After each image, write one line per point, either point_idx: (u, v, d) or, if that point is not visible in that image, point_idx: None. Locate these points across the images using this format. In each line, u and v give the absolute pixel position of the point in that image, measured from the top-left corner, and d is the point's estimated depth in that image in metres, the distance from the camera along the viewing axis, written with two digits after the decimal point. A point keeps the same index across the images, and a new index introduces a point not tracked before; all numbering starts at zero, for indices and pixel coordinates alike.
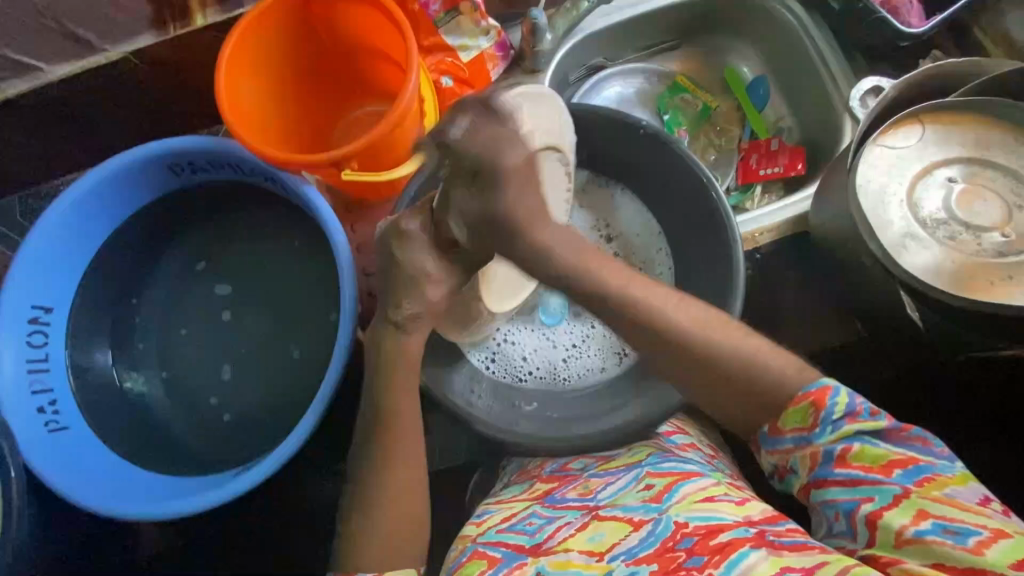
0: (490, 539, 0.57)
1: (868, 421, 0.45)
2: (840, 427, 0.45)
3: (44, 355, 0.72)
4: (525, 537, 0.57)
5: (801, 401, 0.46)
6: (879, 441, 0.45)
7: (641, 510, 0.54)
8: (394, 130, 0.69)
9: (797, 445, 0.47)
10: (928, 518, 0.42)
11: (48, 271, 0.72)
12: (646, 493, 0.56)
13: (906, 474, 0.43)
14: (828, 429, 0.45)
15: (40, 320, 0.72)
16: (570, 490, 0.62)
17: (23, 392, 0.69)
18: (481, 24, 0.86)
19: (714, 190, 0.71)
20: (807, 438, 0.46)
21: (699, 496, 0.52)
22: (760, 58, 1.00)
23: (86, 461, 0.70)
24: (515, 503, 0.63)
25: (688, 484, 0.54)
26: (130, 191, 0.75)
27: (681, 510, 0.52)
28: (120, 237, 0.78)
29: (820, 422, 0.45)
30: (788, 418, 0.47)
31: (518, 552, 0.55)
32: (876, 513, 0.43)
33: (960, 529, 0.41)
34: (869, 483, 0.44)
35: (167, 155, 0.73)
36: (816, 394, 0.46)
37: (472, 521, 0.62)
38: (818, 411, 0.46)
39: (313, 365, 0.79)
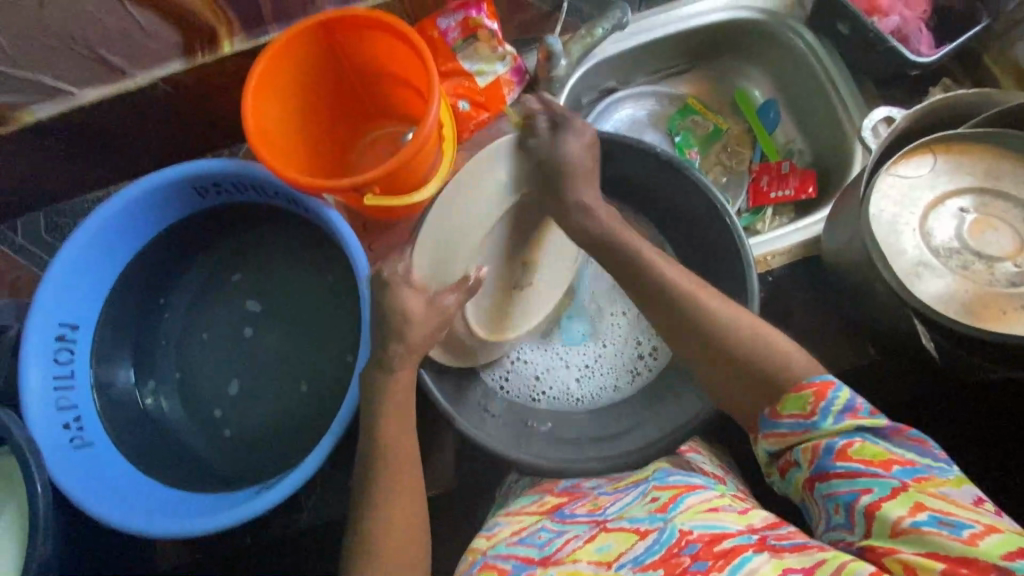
0: (500, 552, 0.57)
1: (870, 419, 0.46)
2: (840, 419, 0.46)
3: (70, 372, 0.74)
4: (535, 550, 0.56)
5: (803, 390, 0.49)
6: (879, 440, 0.45)
7: (646, 521, 0.53)
8: (415, 157, 0.70)
9: (796, 431, 0.48)
10: (924, 510, 0.41)
11: (75, 290, 0.74)
12: (653, 504, 0.55)
13: (903, 469, 0.43)
14: (828, 419, 0.47)
15: (67, 337, 0.74)
16: (580, 506, 0.62)
17: (50, 409, 0.71)
18: (498, 50, 0.88)
19: (728, 216, 0.71)
20: (807, 426, 0.48)
21: (702, 508, 0.52)
22: (770, 83, 1.02)
23: (108, 475, 0.71)
24: (524, 516, 0.62)
25: (692, 495, 0.54)
26: (157, 212, 0.77)
27: (685, 519, 0.51)
28: (145, 256, 0.80)
29: (820, 411, 0.47)
30: (787, 403, 0.49)
31: (528, 562, 0.55)
32: (874, 504, 0.43)
33: (955, 522, 0.40)
34: (868, 476, 0.44)
35: (193, 177, 0.75)
36: (819, 386, 0.48)
37: (482, 535, 0.62)
38: (819, 400, 0.47)
39: (331, 383, 0.80)
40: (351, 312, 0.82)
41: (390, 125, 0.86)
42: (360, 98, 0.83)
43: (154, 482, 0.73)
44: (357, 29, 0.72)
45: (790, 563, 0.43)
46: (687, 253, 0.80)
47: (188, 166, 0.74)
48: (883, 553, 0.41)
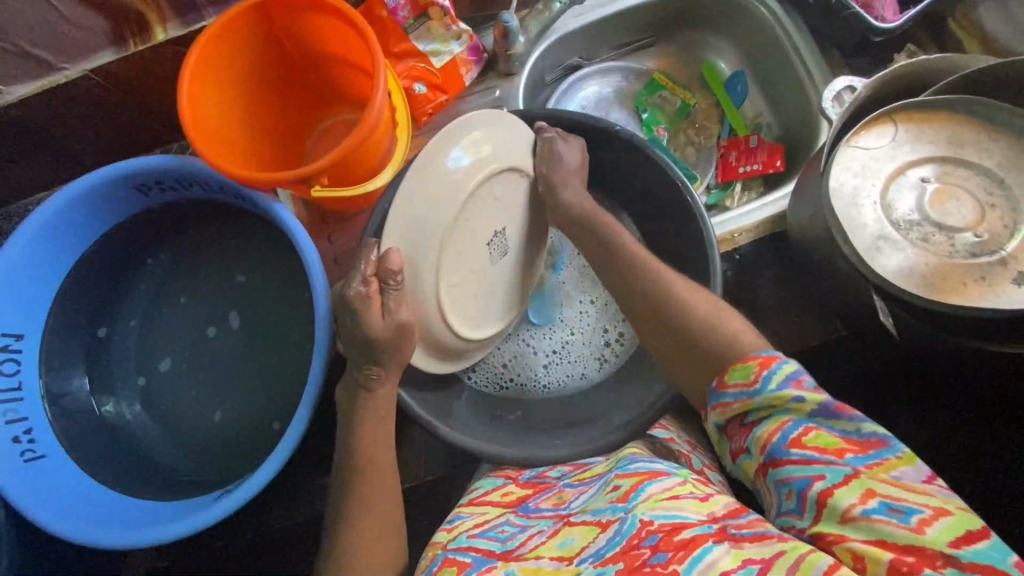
0: (460, 545, 0.54)
1: (812, 393, 0.45)
2: (780, 387, 0.46)
3: (17, 384, 0.71)
4: (496, 544, 0.54)
5: (749, 362, 0.48)
6: (833, 427, 0.44)
7: (608, 511, 0.51)
8: (363, 144, 0.67)
9: (739, 399, 0.48)
10: (875, 497, 0.40)
11: (17, 298, 0.70)
12: (614, 495, 0.53)
13: (857, 456, 0.42)
14: (769, 385, 0.46)
15: (12, 348, 0.71)
16: (545, 500, 0.60)
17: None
18: (452, 28, 0.85)
19: (690, 195, 0.70)
20: (748, 395, 0.47)
21: (662, 496, 0.50)
22: (736, 54, 0.99)
23: (65, 488, 0.69)
24: (487, 508, 0.60)
25: (654, 483, 0.52)
26: (98, 212, 0.74)
27: (646, 509, 0.49)
28: (90, 259, 0.76)
29: (761, 378, 0.47)
30: (732, 373, 0.49)
31: (489, 556, 0.52)
32: (826, 491, 0.42)
33: (905, 507, 0.39)
34: (822, 462, 0.43)
35: (132, 175, 0.71)
36: (765, 357, 0.48)
37: (443, 527, 0.59)
38: (761, 370, 0.47)
39: (294, 380, 0.78)
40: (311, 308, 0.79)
41: (339, 111, 0.82)
42: (305, 82, 0.79)
43: (115, 491, 0.71)
44: (295, 10, 0.68)
45: (749, 555, 0.42)
46: (652, 234, 0.79)
47: (127, 163, 0.70)
48: (832, 541, 0.41)
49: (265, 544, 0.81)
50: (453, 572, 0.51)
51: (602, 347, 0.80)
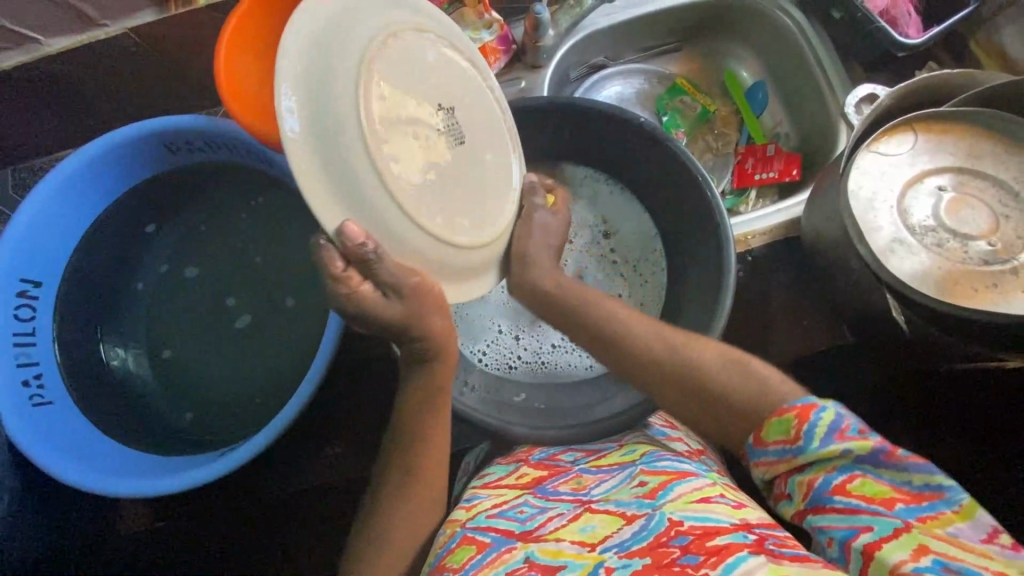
0: (478, 525, 0.54)
1: (857, 440, 0.43)
2: (824, 444, 0.44)
3: (31, 329, 0.71)
4: (515, 524, 0.53)
5: (785, 414, 0.46)
6: (880, 472, 0.43)
7: (633, 506, 0.52)
8: None
9: (782, 458, 0.46)
10: (929, 554, 0.38)
11: (38, 245, 0.71)
12: (639, 490, 0.54)
13: (907, 508, 0.41)
14: (815, 442, 0.44)
15: (29, 293, 0.71)
16: (562, 484, 0.60)
17: (9, 364, 0.68)
18: (484, 17, 0.88)
19: (711, 190, 0.69)
20: (793, 452, 0.45)
21: (693, 497, 0.51)
22: (759, 64, 1.01)
23: (69, 434, 0.69)
24: (505, 491, 0.60)
25: (683, 483, 0.53)
26: (124, 168, 0.75)
27: (675, 508, 0.50)
28: (113, 214, 0.78)
29: (803, 434, 0.44)
30: (771, 429, 0.47)
31: (508, 536, 0.52)
32: (873, 545, 0.40)
33: (961, 568, 0.37)
34: (868, 513, 0.41)
35: (162, 133, 0.72)
36: (800, 409, 0.46)
37: (462, 506, 0.59)
38: (800, 424, 0.45)
39: (303, 347, 0.79)
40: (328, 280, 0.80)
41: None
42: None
43: (117, 443, 0.72)
44: None
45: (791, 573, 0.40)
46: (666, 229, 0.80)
47: (158, 120, 0.71)
48: None
49: (279, 501, 0.86)
50: (471, 550, 0.51)
51: None
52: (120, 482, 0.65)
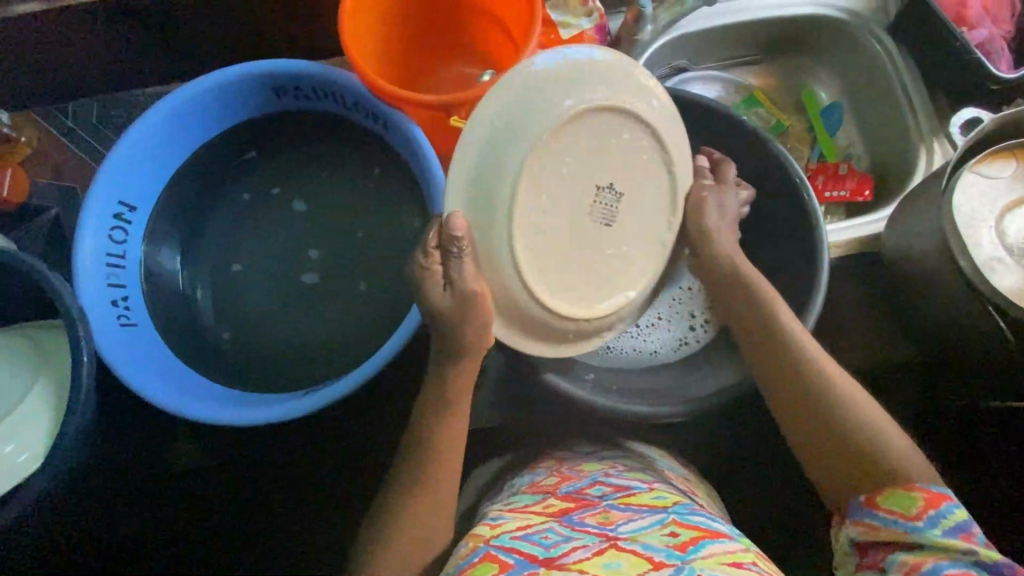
0: (503, 544, 0.58)
1: (983, 548, 0.48)
2: (947, 534, 0.49)
3: (123, 252, 0.73)
4: (539, 549, 0.56)
5: (914, 493, 0.53)
6: None
7: (662, 552, 0.53)
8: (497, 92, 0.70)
9: (888, 527, 0.52)
10: None
11: (138, 170, 0.73)
12: (670, 539, 0.56)
13: None
14: (934, 526, 0.50)
15: (124, 216, 0.73)
16: (589, 516, 0.61)
17: (101, 282, 0.69)
18: (586, 6, 0.90)
19: (808, 193, 0.71)
20: (905, 526, 0.51)
21: (724, 558, 0.53)
22: (838, 85, 1.04)
23: (150, 355, 0.70)
24: (531, 516, 0.63)
25: (714, 543, 0.55)
26: (229, 107, 0.76)
27: (705, 565, 0.51)
28: (209, 149, 0.79)
29: (925, 517, 0.50)
30: (890, 499, 0.53)
31: (532, 561, 0.55)
32: None
33: None
34: None
35: (275, 75, 0.73)
36: (932, 495, 0.52)
37: (487, 522, 0.62)
38: (928, 508, 0.51)
39: (378, 303, 0.79)
40: (413, 241, 0.79)
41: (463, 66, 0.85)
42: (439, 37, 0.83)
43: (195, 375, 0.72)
44: None
45: None
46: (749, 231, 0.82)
47: (274, 63, 0.73)
48: None
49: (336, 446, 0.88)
50: (495, 568, 0.54)
51: (682, 329, 0.84)
52: (205, 408, 0.66)
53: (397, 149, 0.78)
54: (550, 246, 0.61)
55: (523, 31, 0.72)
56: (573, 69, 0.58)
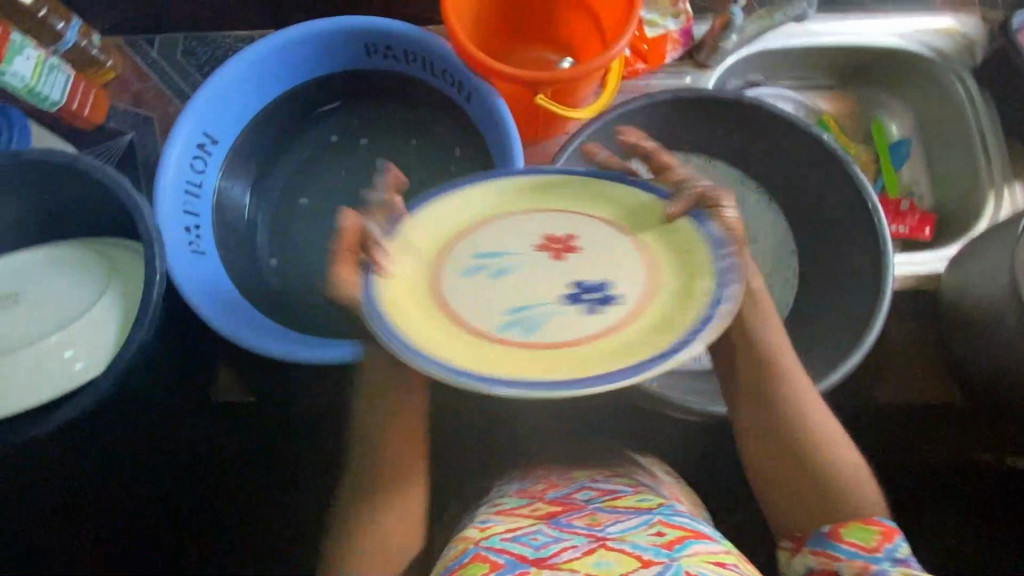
0: (493, 545, 0.59)
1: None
2: (896, 565, 0.54)
3: (200, 182, 0.75)
4: (529, 549, 0.58)
5: (871, 526, 0.57)
6: None
7: (651, 551, 0.56)
8: (587, 79, 0.72)
9: (853, 554, 0.56)
10: None
11: (225, 105, 0.75)
12: (656, 537, 0.58)
13: None
14: (889, 560, 0.55)
15: (205, 148, 0.75)
16: (577, 517, 0.62)
17: (178, 207, 0.72)
18: (675, 7, 0.92)
19: (879, 218, 0.73)
20: (867, 556, 0.55)
21: (708, 556, 0.56)
22: (911, 122, 1.03)
23: (216, 285, 0.72)
24: (519, 518, 0.63)
25: (698, 542, 0.57)
26: (320, 57, 0.78)
27: (691, 562, 0.55)
28: (292, 96, 0.81)
29: (882, 549, 0.55)
30: (852, 530, 0.57)
31: (522, 561, 0.57)
32: None
33: None
34: None
35: (372, 32, 0.75)
36: (888, 529, 0.57)
37: (476, 524, 0.63)
38: (883, 540, 0.56)
39: None
40: None
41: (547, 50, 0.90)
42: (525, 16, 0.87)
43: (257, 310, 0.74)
44: None
45: None
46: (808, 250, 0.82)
47: (373, 19, 0.74)
48: None
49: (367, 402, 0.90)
50: (484, 568, 0.57)
51: None
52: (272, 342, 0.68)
53: (472, 120, 0.78)
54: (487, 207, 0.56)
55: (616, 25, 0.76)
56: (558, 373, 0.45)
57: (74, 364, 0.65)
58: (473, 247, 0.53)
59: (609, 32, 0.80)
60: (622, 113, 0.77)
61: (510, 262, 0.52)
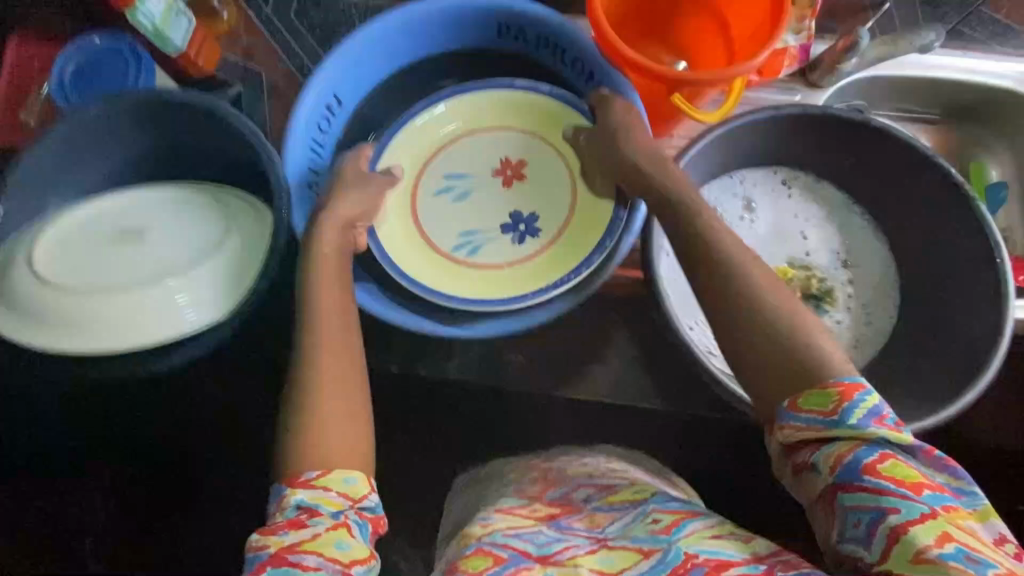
0: (494, 540, 0.61)
1: (893, 429, 0.48)
2: (863, 423, 0.48)
3: (324, 141, 0.76)
4: (533, 546, 0.61)
5: (828, 388, 0.50)
6: (908, 459, 0.47)
7: (649, 541, 0.58)
8: (726, 83, 0.71)
9: (813, 426, 0.50)
10: (952, 542, 0.43)
11: (356, 69, 0.76)
12: (654, 526, 0.59)
13: (932, 496, 0.45)
14: (849, 420, 0.48)
15: (332, 109, 0.76)
16: (577, 520, 0.65)
17: (305, 164, 0.73)
18: (802, 22, 0.88)
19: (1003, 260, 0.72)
20: (825, 423, 0.49)
21: (704, 534, 0.57)
22: (1014, 166, 1.02)
23: None
24: (519, 517, 0.65)
25: (694, 522, 0.59)
26: (451, 31, 0.78)
27: (689, 542, 0.56)
28: (417, 68, 0.81)
29: (840, 410, 0.49)
30: (808, 399, 0.50)
31: (527, 556, 0.59)
32: (901, 526, 0.45)
33: (981, 559, 0.42)
34: (897, 494, 0.45)
35: (510, 13, 0.75)
36: (847, 386, 0.49)
37: (477, 521, 0.65)
38: (844, 400, 0.49)
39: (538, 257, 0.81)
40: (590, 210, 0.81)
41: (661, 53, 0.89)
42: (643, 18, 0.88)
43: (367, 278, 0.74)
44: None
45: None
46: (910, 284, 0.82)
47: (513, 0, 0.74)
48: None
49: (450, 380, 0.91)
50: (488, 561, 0.58)
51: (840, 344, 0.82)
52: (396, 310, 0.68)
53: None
54: (482, 160, 0.83)
55: (753, 35, 0.77)
56: (502, 271, 0.81)
57: (183, 309, 0.64)
58: (436, 175, 0.83)
59: (739, 42, 0.81)
60: (749, 121, 0.77)
61: (467, 186, 0.83)
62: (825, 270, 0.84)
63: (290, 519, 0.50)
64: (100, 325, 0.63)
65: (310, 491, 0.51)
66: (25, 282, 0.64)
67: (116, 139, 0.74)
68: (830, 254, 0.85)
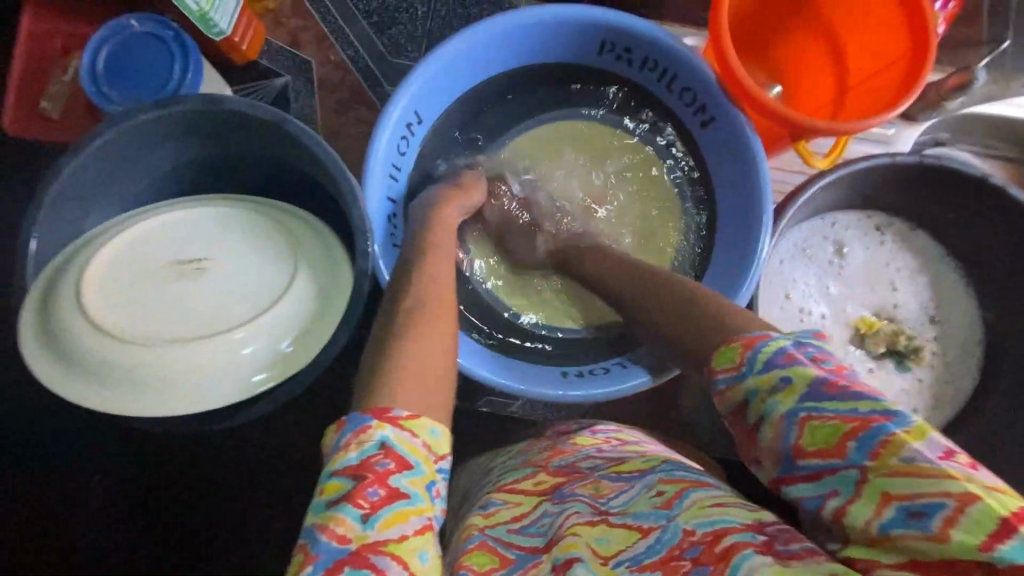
0: (500, 536, 0.46)
1: (802, 367, 0.36)
2: (766, 368, 0.37)
3: (400, 165, 0.68)
4: (539, 539, 0.45)
5: (733, 343, 0.40)
6: (825, 408, 0.34)
7: (648, 515, 0.41)
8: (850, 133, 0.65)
9: (726, 389, 0.39)
10: (892, 504, 0.31)
11: (439, 84, 0.68)
12: (656, 499, 0.42)
13: (858, 447, 0.33)
14: (754, 372, 0.37)
15: (411, 128, 0.68)
16: (580, 486, 0.48)
17: (384, 193, 0.66)
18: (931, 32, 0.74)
19: None
20: (733, 383, 0.38)
21: (708, 502, 0.40)
22: None
23: None
24: (521, 498, 0.50)
25: (701, 490, 0.41)
26: (545, 44, 0.71)
27: (690, 516, 0.39)
28: (501, 82, 0.75)
29: (746, 362, 0.38)
30: (717, 360, 0.40)
31: (534, 553, 0.44)
32: (840, 510, 0.33)
33: (925, 509, 0.30)
34: (827, 472, 0.34)
35: (614, 30, 0.68)
36: (748, 337, 0.39)
37: (479, 509, 0.50)
38: (745, 352, 0.38)
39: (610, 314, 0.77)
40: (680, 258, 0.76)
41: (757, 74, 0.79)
42: (739, 34, 0.77)
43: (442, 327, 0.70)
44: None
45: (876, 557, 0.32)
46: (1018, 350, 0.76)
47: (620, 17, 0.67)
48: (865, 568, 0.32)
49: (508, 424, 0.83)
50: (493, 562, 0.44)
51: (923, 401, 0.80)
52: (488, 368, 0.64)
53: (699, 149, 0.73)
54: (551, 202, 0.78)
55: (876, 75, 0.70)
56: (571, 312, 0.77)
57: (240, 348, 0.56)
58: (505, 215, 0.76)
59: (853, 79, 0.73)
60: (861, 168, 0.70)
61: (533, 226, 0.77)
62: (913, 322, 0.81)
63: (390, 490, 0.37)
64: (146, 371, 0.55)
65: (398, 431, 0.38)
66: (69, 322, 0.55)
67: (161, 150, 0.66)
68: (919, 308, 0.82)
